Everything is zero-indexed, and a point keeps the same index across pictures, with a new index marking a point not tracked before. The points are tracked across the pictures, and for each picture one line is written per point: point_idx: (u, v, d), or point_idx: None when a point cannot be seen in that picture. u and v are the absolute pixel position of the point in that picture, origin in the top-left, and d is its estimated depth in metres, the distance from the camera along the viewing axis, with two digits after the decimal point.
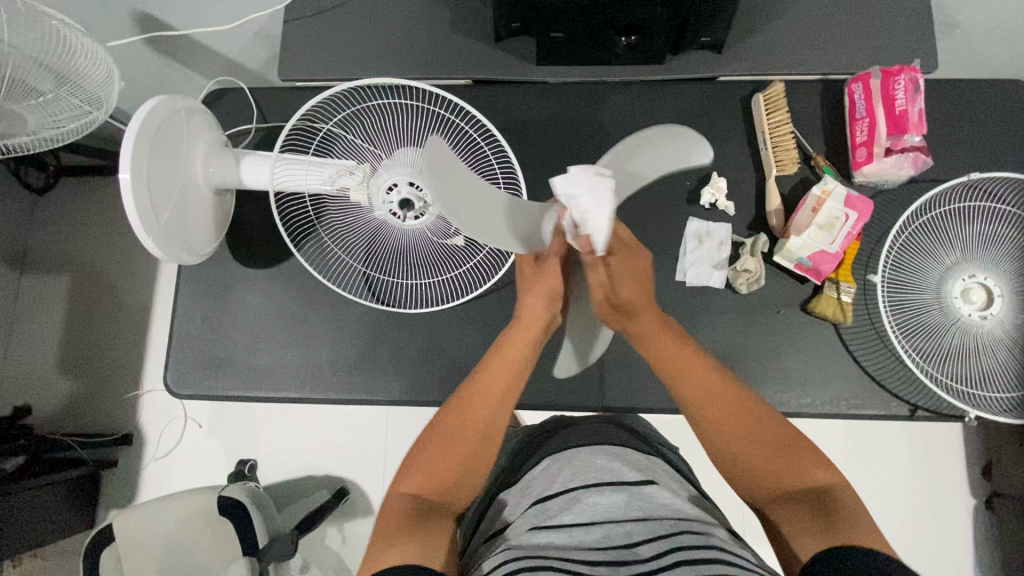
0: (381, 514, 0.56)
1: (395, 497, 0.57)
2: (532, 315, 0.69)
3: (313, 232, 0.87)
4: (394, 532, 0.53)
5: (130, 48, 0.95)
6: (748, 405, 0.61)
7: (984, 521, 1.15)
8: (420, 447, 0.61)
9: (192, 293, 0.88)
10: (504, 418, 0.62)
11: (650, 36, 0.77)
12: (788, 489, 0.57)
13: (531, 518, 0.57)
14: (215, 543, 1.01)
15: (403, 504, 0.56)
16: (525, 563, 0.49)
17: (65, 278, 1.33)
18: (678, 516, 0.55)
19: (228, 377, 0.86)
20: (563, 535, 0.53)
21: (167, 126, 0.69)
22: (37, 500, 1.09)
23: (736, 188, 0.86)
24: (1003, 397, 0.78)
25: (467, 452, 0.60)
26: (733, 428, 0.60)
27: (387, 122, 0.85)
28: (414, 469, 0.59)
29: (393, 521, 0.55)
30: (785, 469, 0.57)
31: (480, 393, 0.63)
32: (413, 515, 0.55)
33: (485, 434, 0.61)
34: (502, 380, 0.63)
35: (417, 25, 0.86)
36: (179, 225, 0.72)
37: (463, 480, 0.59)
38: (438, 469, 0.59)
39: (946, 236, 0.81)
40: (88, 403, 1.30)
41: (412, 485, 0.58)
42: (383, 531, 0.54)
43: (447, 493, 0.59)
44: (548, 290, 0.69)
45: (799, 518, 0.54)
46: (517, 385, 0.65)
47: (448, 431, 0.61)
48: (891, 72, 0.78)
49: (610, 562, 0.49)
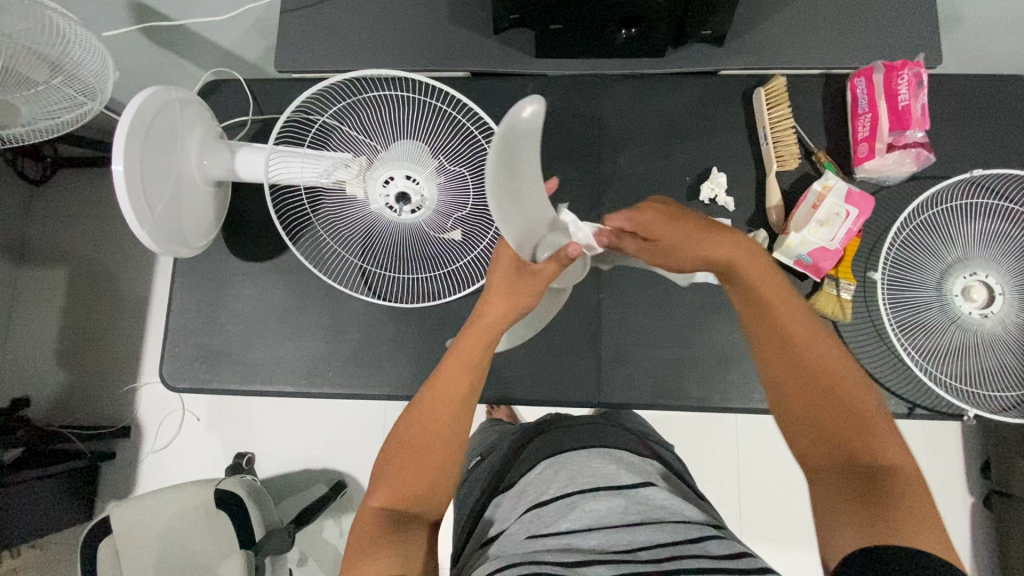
0: (354, 529, 0.56)
1: (367, 509, 0.57)
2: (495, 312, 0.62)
3: (309, 226, 0.86)
4: (365, 551, 0.53)
5: (124, 38, 0.94)
6: (832, 378, 0.56)
7: (981, 517, 1.15)
8: (388, 456, 0.59)
9: (188, 288, 0.88)
10: (463, 416, 0.60)
11: (650, 29, 0.77)
12: (847, 466, 0.53)
13: (527, 523, 0.57)
14: (212, 535, 1.01)
15: (379, 517, 0.56)
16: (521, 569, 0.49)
17: (63, 270, 1.32)
18: (675, 519, 0.55)
19: (224, 371, 0.86)
20: (558, 541, 0.53)
21: (155, 123, 0.68)
22: (37, 492, 1.09)
23: (736, 184, 0.85)
24: (1004, 396, 0.78)
25: (431, 458, 0.58)
26: (806, 399, 0.56)
27: (381, 114, 0.83)
28: (382, 478, 0.58)
29: (364, 537, 0.54)
30: (847, 443, 0.54)
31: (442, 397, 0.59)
32: (388, 529, 0.55)
33: (450, 439, 0.59)
34: (462, 379, 0.60)
35: (414, 17, 0.85)
36: (174, 220, 0.71)
37: (438, 485, 0.58)
38: (408, 478, 0.57)
39: (948, 233, 0.80)
40: (85, 395, 1.29)
41: (382, 497, 0.57)
42: (354, 548, 0.54)
43: (421, 500, 0.57)
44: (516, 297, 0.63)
45: (842, 505, 0.51)
46: (475, 385, 0.61)
47: (408, 441, 0.59)
48: (895, 66, 0.77)
49: (607, 565, 0.49)
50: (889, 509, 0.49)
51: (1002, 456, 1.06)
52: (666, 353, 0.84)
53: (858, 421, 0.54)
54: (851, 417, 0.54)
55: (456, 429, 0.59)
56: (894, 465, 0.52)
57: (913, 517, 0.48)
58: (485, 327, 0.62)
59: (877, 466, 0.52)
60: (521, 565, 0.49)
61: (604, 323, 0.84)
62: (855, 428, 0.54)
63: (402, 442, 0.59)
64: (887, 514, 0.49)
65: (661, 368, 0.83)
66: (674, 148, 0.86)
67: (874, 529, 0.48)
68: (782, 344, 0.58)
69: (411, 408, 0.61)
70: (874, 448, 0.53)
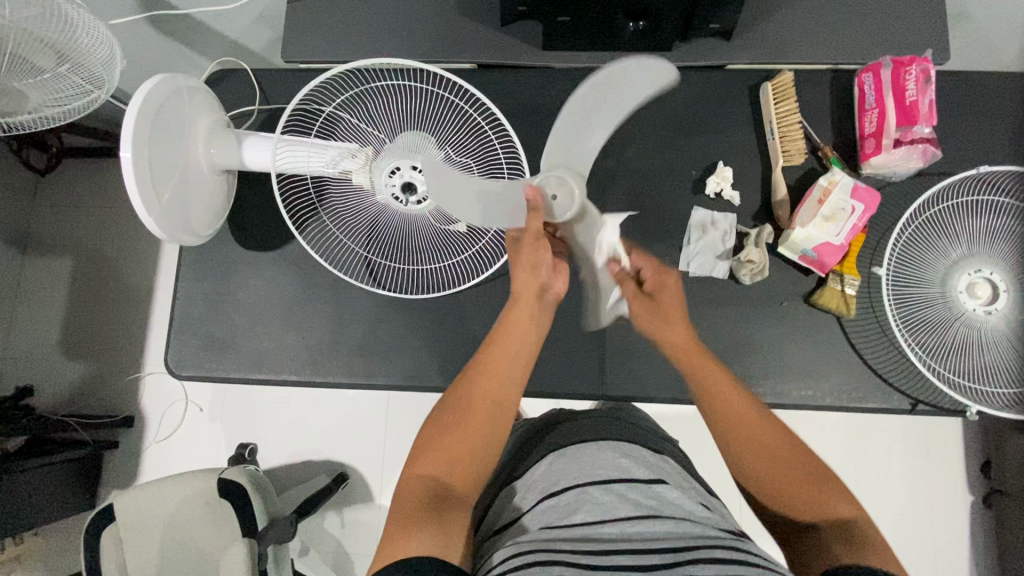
0: (398, 501, 0.55)
1: (410, 479, 0.57)
2: (522, 283, 0.66)
3: (314, 215, 0.86)
4: (407, 518, 0.52)
5: (131, 28, 0.94)
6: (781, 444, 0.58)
7: (980, 515, 1.15)
8: (434, 428, 0.59)
9: (193, 277, 0.88)
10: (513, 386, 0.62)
11: (658, 23, 0.77)
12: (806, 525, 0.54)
13: (543, 514, 0.57)
14: (214, 524, 1.01)
15: (422, 486, 0.55)
16: (538, 554, 0.49)
17: (68, 260, 1.33)
18: (688, 515, 0.55)
19: (228, 360, 0.86)
20: (572, 530, 0.53)
21: (165, 109, 0.68)
22: (41, 481, 1.10)
23: (742, 178, 0.85)
24: (1006, 393, 0.78)
25: (483, 427, 0.59)
26: (767, 469, 0.57)
27: (389, 105, 0.83)
28: (431, 446, 0.58)
29: (411, 506, 0.54)
30: (804, 504, 0.55)
31: (488, 368, 0.62)
32: (430, 498, 0.54)
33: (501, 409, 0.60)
34: (507, 348, 0.63)
35: (421, 8, 0.85)
36: (180, 208, 0.71)
37: (481, 458, 0.58)
38: (450, 445, 0.58)
39: (953, 230, 0.80)
40: (89, 385, 1.30)
41: (430, 466, 0.57)
42: (396, 516, 0.53)
43: (461, 472, 0.57)
44: (534, 257, 0.67)
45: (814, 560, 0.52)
46: (524, 355, 0.64)
47: (453, 413, 0.59)
48: (903, 62, 0.77)
49: (624, 552, 0.49)
50: (856, 549, 0.50)
51: (1003, 455, 1.06)
52: None
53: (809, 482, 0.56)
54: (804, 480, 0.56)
55: (507, 400, 0.61)
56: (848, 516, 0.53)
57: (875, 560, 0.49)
58: (522, 301, 0.66)
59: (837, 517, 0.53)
60: (536, 552, 0.50)
61: (608, 316, 0.84)
62: (806, 488, 0.56)
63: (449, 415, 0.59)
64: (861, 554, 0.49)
65: (665, 361, 0.84)
66: (680, 142, 0.86)
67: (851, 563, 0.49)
68: (729, 426, 0.60)
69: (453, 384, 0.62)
70: (827, 503, 0.55)
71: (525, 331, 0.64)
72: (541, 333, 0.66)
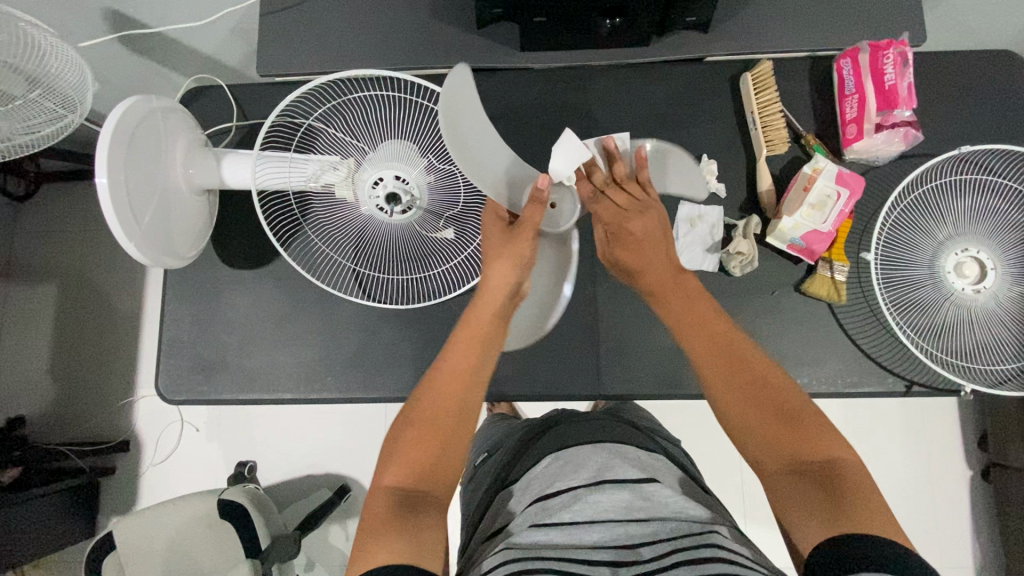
0: (366, 510, 0.54)
1: (378, 489, 0.55)
2: (496, 282, 0.69)
3: (299, 230, 0.86)
4: (380, 528, 0.51)
5: (102, 50, 0.93)
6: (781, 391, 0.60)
7: (979, 489, 1.16)
8: (397, 434, 0.59)
9: (180, 299, 0.87)
10: (474, 390, 0.62)
11: (634, 19, 0.76)
12: (795, 467, 0.55)
13: (533, 515, 0.57)
14: (217, 546, 1.00)
15: (391, 495, 0.54)
16: (523, 562, 0.49)
17: (53, 286, 1.31)
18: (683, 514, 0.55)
19: (220, 381, 0.85)
20: (562, 533, 0.53)
21: (141, 131, 0.67)
22: (37, 512, 1.08)
23: (726, 170, 0.85)
24: (999, 369, 0.78)
25: (445, 433, 0.59)
26: (755, 413, 0.59)
27: (368, 115, 0.83)
28: (394, 456, 0.58)
29: (376, 515, 0.53)
30: (788, 445, 0.56)
31: (455, 370, 0.62)
32: (400, 506, 0.53)
33: (460, 414, 0.60)
34: (469, 353, 0.64)
35: (396, 15, 0.84)
36: (159, 230, 0.70)
37: (447, 460, 0.58)
38: (416, 454, 0.57)
39: (938, 210, 0.81)
40: (81, 412, 1.28)
41: (395, 476, 0.56)
42: (365, 526, 0.52)
43: (430, 479, 0.56)
44: (516, 254, 0.71)
45: (798, 499, 0.52)
46: (484, 356, 0.65)
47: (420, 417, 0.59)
48: (880, 46, 0.78)
49: (608, 564, 0.50)
50: (832, 505, 0.50)
51: (1000, 429, 1.07)
52: (664, 342, 0.84)
53: (792, 422, 0.58)
54: (788, 426, 0.58)
55: (466, 405, 0.61)
56: (839, 459, 0.54)
57: (867, 510, 0.49)
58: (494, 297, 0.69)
59: (821, 463, 0.54)
60: (515, 562, 0.49)
61: (601, 315, 0.84)
62: (789, 429, 0.57)
63: (412, 421, 0.59)
64: (841, 511, 0.50)
65: (660, 358, 0.83)
66: (662, 138, 0.86)
67: (830, 524, 0.49)
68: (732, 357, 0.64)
69: (420, 386, 0.62)
70: (813, 444, 0.56)
71: (490, 330, 0.67)
72: (502, 331, 0.69)
